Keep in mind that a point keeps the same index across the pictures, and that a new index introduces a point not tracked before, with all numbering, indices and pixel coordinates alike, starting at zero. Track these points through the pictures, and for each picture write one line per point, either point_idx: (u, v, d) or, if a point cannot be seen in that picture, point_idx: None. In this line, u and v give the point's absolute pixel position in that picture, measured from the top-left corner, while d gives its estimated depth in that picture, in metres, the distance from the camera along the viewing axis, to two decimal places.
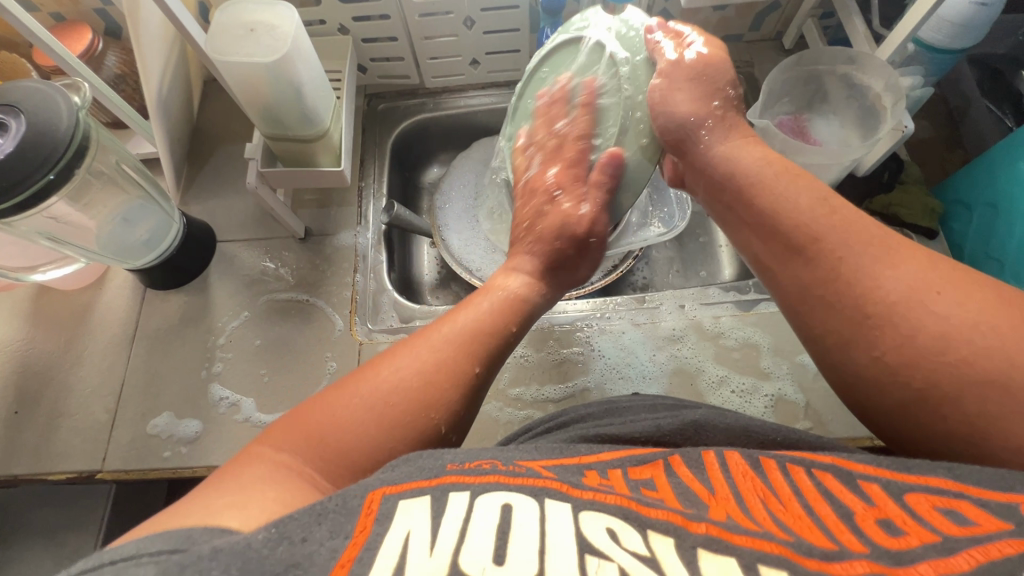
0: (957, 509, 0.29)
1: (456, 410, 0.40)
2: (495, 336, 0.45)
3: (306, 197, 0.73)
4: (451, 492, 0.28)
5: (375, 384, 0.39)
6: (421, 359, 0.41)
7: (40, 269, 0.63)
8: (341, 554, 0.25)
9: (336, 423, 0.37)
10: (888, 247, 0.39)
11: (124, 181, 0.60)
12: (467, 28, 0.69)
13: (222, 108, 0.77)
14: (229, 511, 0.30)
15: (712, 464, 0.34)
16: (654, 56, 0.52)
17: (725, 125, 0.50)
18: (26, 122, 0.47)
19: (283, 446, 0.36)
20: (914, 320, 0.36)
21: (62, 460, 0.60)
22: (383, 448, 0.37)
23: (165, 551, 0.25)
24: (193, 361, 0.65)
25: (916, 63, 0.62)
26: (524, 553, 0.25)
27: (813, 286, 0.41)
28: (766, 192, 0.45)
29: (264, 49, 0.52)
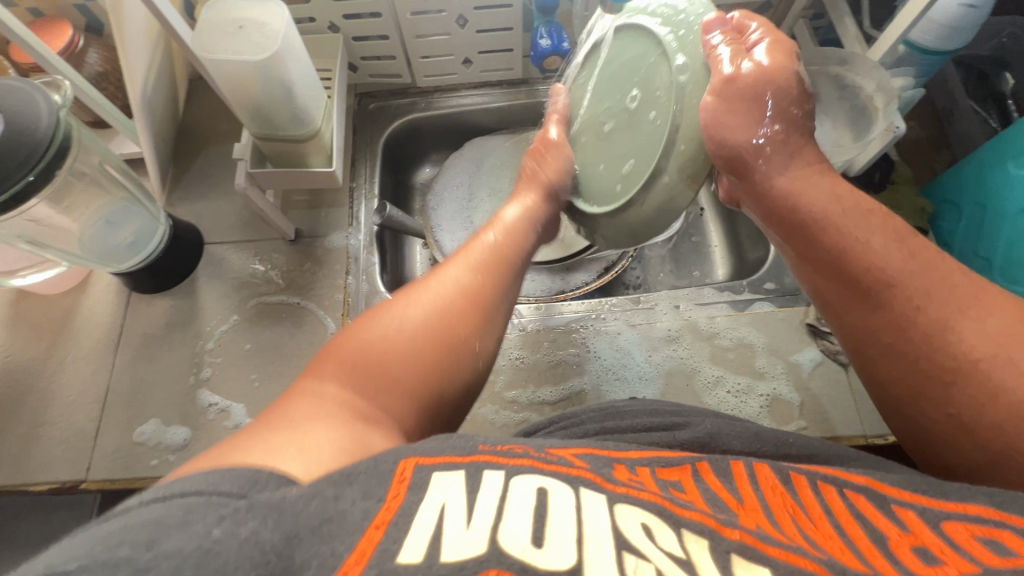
0: (997, 539, 0.29)
1: (471, 317, 0.43)
2: (497, 250, 0.49)
3: (296, 198, 0.72)
4: (485, 470, 0.29)
5: (391, 310, 0.42)
6: (430, 284, 0.45)
7: (20, 274, 0.61)
8: (375, 515, 0.25)
9: (362, 346, 0.39)
10: (968, 298, 0.40)
11: (107, 182, 0.59)
12: (460, 26, 0.68)
13: (208, 107, 0.76)
14: (286, 451, 0.29)
15: (742, 477, 0.34)
16: (709, 64, 0.43)
17: (787, 150, 0.45)
18: (4, 121, 0.46)
19: (318, 378, 0.37)
20: (995, 381, 0.37)
21: (44, 470, 0.58)
22: (412, 362, 0.40)
23: (233, 494, 0.25)
24: (181, 367, 0.63)
25: (906, 65, 0.62)
26: (562, 537, 0.24)
27: (879, 333, 0.42)
28: (834, 229, 0.43)
29: (252, 47, 0.51)
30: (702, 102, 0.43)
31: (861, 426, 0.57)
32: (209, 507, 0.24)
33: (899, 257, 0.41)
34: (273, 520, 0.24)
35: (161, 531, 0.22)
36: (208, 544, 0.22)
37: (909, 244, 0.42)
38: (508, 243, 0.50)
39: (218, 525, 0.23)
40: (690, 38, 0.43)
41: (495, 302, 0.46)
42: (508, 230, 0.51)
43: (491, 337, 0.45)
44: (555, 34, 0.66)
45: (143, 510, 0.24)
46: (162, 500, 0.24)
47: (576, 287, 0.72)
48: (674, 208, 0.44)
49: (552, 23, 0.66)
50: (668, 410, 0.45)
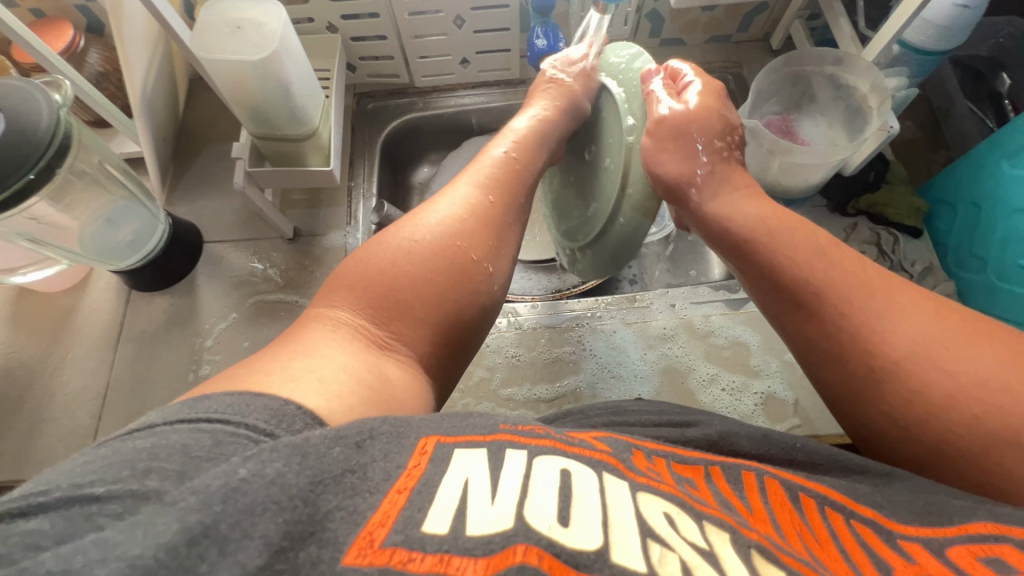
0: (999, 558, 0.30)
1: (482, 240, 0.46)
2: (507, 173, 0.51)
3: (294, 197, 0.72)
4: (507, 449, 0.28)
5: (402, 233, 0.44)
6: (441, 207, 0.47)
7: (19, 271, 0.62)
8: (398, 481, 0.25)
9: (377, 270, 0.42)
10: (892, 297, 0.41)
11: (107, 181, 0.59)
12: (457, 26, 0.68)
13: (208, 107, 0.76)
14: (303, 386, 0.31)
15: (753, 487, 0.34)
16: (647, 104, 0.49)
17: (717, 179, 0.50)
18: (6, 120, 0.46)
19: (337, 304, 0.40)
20: (923, 378, 0.38)
21: (45, 466, 0.59)
22: (426, 282, 0.42)
23: (260, 430, 0.26)
24: (180, 364, 0.64)
25: (901, 65, 0.62)
26: (589, 519, 0.24)
27: (818, 341, 0.43)
28: (763, 246, 0.46)
29: (251, 47, 0.51)
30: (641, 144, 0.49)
31: None
32: (239, 441, 0.26)
33: (824, 264, 0.44)
34: (298, 463, 0.24)
35: (191, 464, 0.24)
36: (234, 482, 0.23)
37: (832, 252, 0.45)
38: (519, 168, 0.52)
39: (243, 465, 0.24)
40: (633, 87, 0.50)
41: (504, 225, 0.48)
42: (520, 150, 0.53)
43: (502, 262, 0.47)
44: (552, 34, 0.66)
45: (172, 430, 0.26)
46: (190, 422, 0.26)
47: (569, 285, 0.73)
48: (635, 240, 0.50)
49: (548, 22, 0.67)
50: (674, 410, 0.45)
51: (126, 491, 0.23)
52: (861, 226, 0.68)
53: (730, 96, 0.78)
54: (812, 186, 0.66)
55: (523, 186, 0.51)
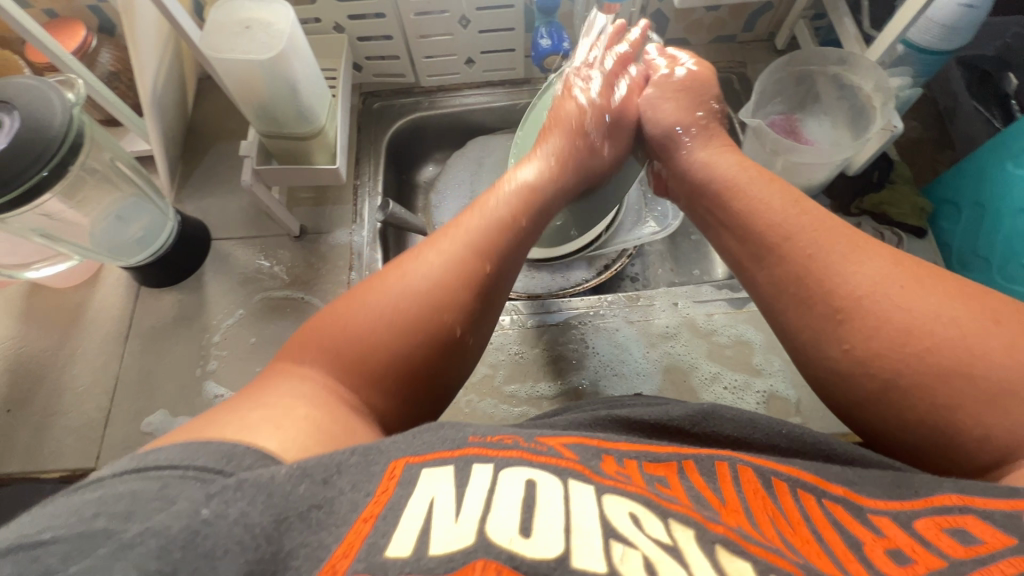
0: (964, 528, 0.30)
1: (470, 312, 0.43)
2: (508, 239, 0.47)
3: (301, 195, 0.73)
4: (474, 465, 0.29)
5: (384, 295, 0.41)
6: (433, 270, 0.43)
7: (33, 267, 0.63)
8: (365, 509, 0.26)
9: (349, 334, 0.39)
10: (855, 243, 0.42)
11: (117, 178, 0.61)
12: (462, 27, 0.69)
13: (217, 106, 0.77)
14: (262, 429, 0.31)
15: (726, 478, 0.34)
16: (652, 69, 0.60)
17: (708, 133, 0.56)
18: (20, 118, 0.47)
19: (308, 364, 0.38)
20: (880, 313, 0.38)
21: (55, 459, 0.60)
22: (402, 357, 0.40)
23: (209, 469, 0.27)
24: (187, 360, 0.65)
25: (905, 65, 0.62)
26: (551, 529, 0.25)
27: (787, 284, 0.43)
28: (739, 196, 0.48)
29: (259, 46, 0.52)
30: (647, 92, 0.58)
31: None
32: (187, 483, 0.26)
33: (801, 219, 0.44)
34: (261, 502, 0.25)
35: (138, 503, 0.25)
36: (196, 524, 0.24)
37: (805, 203, 0.45)
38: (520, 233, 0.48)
39: (206, 504, 0.25)
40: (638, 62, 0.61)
41: (494, 294, 0.45)
42: (527, 213, 0.50)
43: (485, 328, 0.45)
44: (556, 34, 0.67)
45: (119, 481, 0.26)
46: (139, 471, 0.27)
47: (574, 283, 0.73)
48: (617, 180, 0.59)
49: (552, 22, 0.67)
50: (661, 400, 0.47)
51: (76, 531, 0.23)
52: (864, 226, 0.67)
53: (735, 96, 0.78)
54: (817, 185, 0.66)
55: (520, 248, 0.48)
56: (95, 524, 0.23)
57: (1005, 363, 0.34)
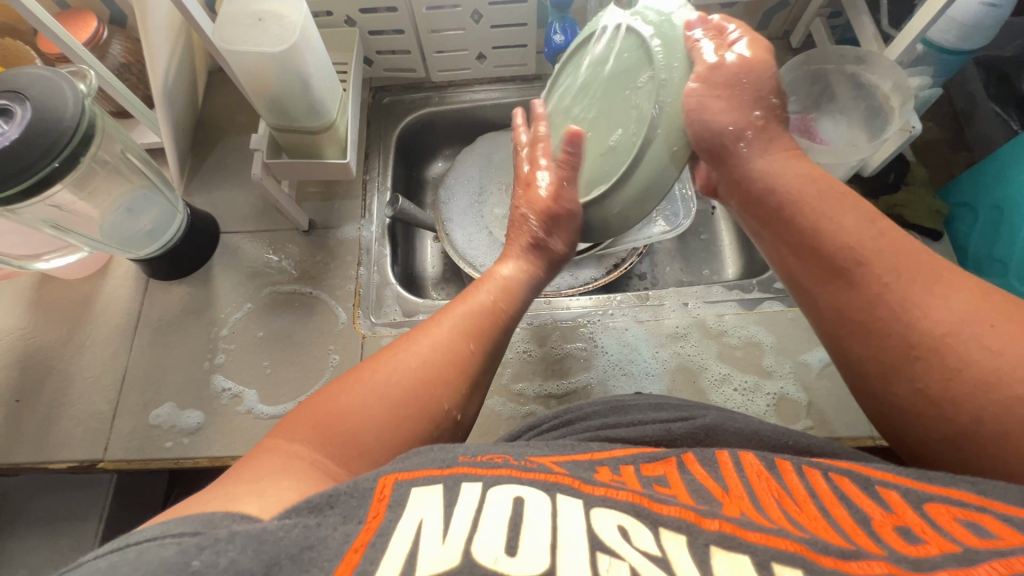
0: (978, 521, 0.29)
1: (459, 388, 0.42)
2: (494, 317, 0.47)
3: (310, 189, 0.73)
4: (464, 482, 0.30)
5: (376, 372, 0.41)
6: (422, 348, 0.43)
7: (43, 258, 0.62)
8: (354, 538, 0.26)
9: (341, 410, 0.38)
10: (936, 274, 0.39)
11: (128, 170, 0.60)
12: (474, 21, 0.68)
13: (227, 99, 0.77)
14: (246, 497, 0.31)
15: (727, 464, 0.35)
16: (691, 54, 0.47)
17: (767, 136, 0.48)
18: (32, 109, 0.47)
19: (295, 438, 0.37)
20: (964, 355, 0.36)
21: (64, 450, 0.60)
22: (392, 434, 0.38)
23: (189, 533, 0.26)
24: (195, 352, 0.65)
25: (924, 64, 0.61)
26: (537, 545, 0.26)
27: (854, 313, 0.41)
28: (809, 211, 0.44)
29: (271, 39, 0.51)
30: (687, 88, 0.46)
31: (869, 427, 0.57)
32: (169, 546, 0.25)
33: (867, 236, 0.42)
34: (252, 548, 0.25)
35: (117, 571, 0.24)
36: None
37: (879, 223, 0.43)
38: (508, 308, 0.49)
39: (196, 556, 0.25)
40: (673, 34, 0.47)
41: (482, 372, 0.45)
42: (511, 287, 0.51)
43: (472, 403, 0.44)
44: (569, 30, 0.66)
45: (97, 559, 0.25)
46: (117, 549, 0.26)
47: (584, 282, 0.73)
48: (659, 188, 0.46)
49: (566, 18, 0.67)
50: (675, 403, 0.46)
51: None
52: None
53: None
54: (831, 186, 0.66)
55: (506, 330, 0.48)
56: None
57: None
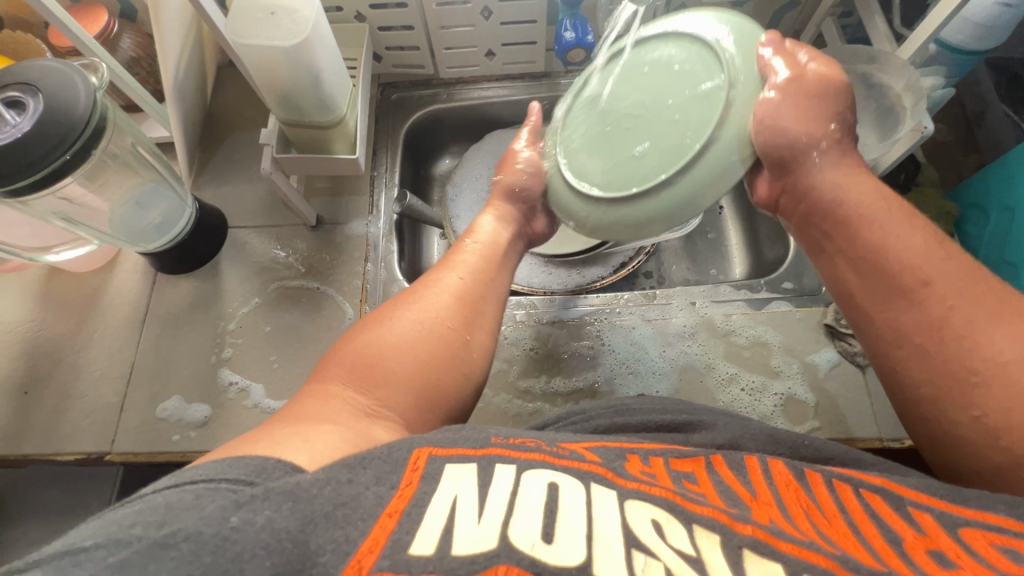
0: (1016, 549, 0.30)
1: (460, 313, 0.47)
2: (481, 253, 0.53)
3: (318, 184, 0.73)
4: (497, 464, 0.31)
5: (382, 315, 0.46)
6: (422, 291, 0.48)
7: (54, 250, 0.63)
8: (388, 503, 0.27)
9: (362, 347, 0.43)
10: (1003, 306, 0.40)
11: (138, 163, 0.60)
12: (484, 18, 0.68)
13: (235, 93, 0.77)
14: (291, 445, 0.32)
15: (756, 470, 0.36)
16: (766, 72, 0.46)
17: (840, 149, 0.48)
18: (45, 101, 0.47)
19: (329, 380, 0.41)
20: (1023, 386, 0.38)
21: (71, 441, 0.61)
22: (409, 357, 0.43)
23: (241, 481, 0.28)
24: (203, 346, 0.65)
25: (936, 64, 0.61)
26: (572, 534, 0.26)
27: (911, 332, 0.42)
28: (876, 228, 0.45)
29: (283, 33, 0.51)
30: (766, 98, 0.45)
31: (877, 430, 0.57)
32: (220, 493, 0.27)
33: (929, 254, 0.43)
34: (286, 508, 0.26)
35: (171, 514, 0.25)
36: (225, 530, 0.24)
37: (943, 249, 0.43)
38: (495, 244, 0.54)
39: (235, 512, 0.25)
40: (748, 50, 0.45)
41: (481, 296, 0.49)
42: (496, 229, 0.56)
43: (481, 329, 0.48)
44: (580, 27, 0.66)
45: (157, 495, 0.27)
46: (174, 486, 0.27)
47: (590, 281, 0.72)
48: (706, 192, 0.44)
49: (576, 15, 0.66)
50: (675, 407, 0.46)
51: (112, 539, 0.24)
52: None
53: None
54: None
55: (494, 259, 0.53)
56: (138, 530, 0.24)
57: None
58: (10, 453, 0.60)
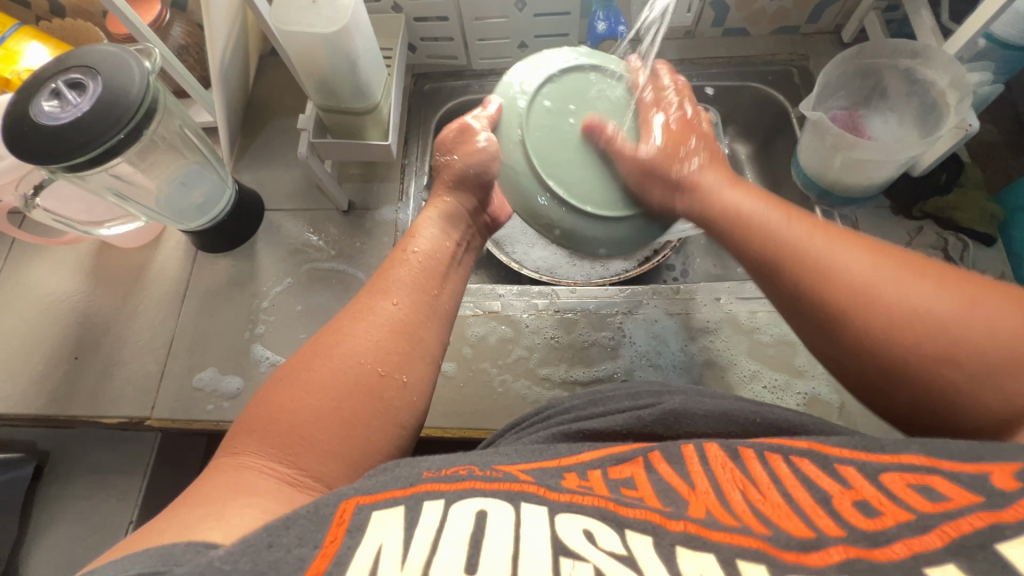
0: (930, 485, 0.30)
1: (391, 351, 0.43)
2: (421, 268, 0.49)
3: (351, 170, 0.75)
4: (426, 502, 0.28)
5: (304, 365, 0.41)
6: (353, 325, 0.43)
7: (105, 225, 0.67)
8: (310, 564, 0.25)
9: (275, 409, 0.39)
10: (844, 234, 0.43)
11: (184, 146, 0.63)
12: (518, 9, 0.69)
13: (277, 82, 0.80)
14: (207, 523, 0.30)
15: (693, 460, 0.35)
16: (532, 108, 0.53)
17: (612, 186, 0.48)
18: (103, 83, 0.50)
19: (241, 450, 0.37)
20: (884, 300, 0.38)
21: (115, 405, 0.65)
22: (330, 415, 0.39)
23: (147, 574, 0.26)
24: (238, 322, 0.68)
25: (986, 60, 0.58)
26: (497, 559, 0.25)
27: (793, 290, 0.42)
28: (723, 224, 0.48)
29: (323, 20, 0.53)
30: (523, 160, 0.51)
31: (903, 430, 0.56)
32: None
33: (794, 230, 0.44)
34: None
35: None
36: None
37: (793, 215, 0.45)
38: (439, 258, 0.51)
39: None
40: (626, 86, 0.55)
41: (421, 324, 0.45)
42: (441, 241, 0.52)
43: (419, 364, 0.44)
44: (613, 18, 0.67)
45: None
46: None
47: (614, 274, 0.73)
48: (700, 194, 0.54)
49: (610, 7, 0.67)
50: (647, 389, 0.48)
51: None
52: (926, 230, 0.65)
53: (794, 89, 0.75)
54: (877, 186, 0.64)
55: (435, 283, 0.48)
56: None
57: (999, 323, 0.35)
58: (60, 413, 0.65)
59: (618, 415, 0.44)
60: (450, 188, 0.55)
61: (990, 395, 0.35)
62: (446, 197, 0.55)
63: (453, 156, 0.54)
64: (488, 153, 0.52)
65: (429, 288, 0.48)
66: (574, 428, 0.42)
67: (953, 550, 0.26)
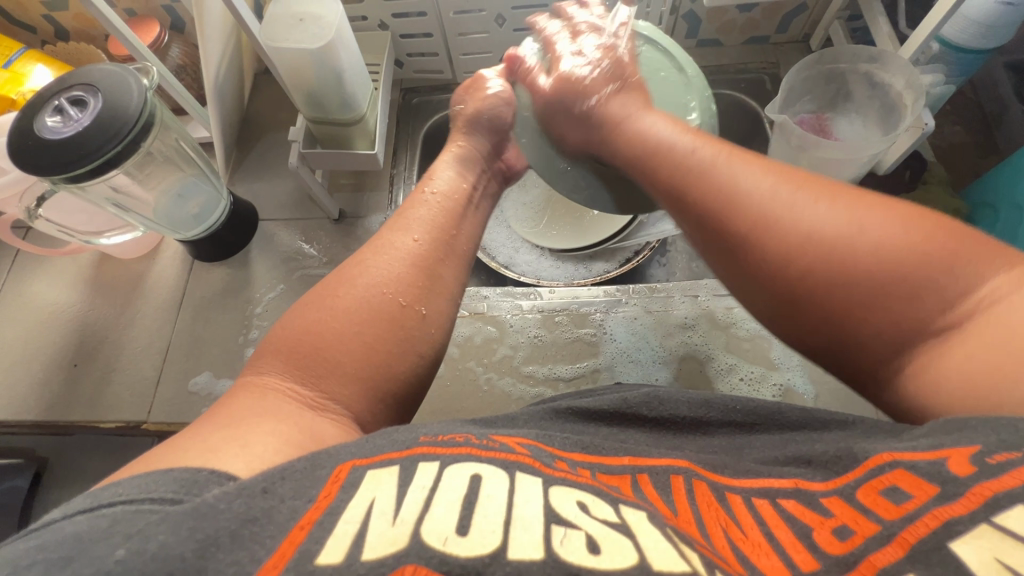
0: (898, 486, 0.29)
1: (412, 283, 0.45)
2: (440, 208, 0.52)
3: (341, 180, 0.78)
4: (420, 463, 0.29)
5: (336, 292, 0.43)
6: (374, 256, 0.46)
7: (105, 235, 0.70)
8: (302, 515, 0.26)
9: (303, 329, 0.41)
10: (745, 154, 0.43)
11: (182, 159, 0.66)
12: (498, 25, 0.73)
13: (271, 98, 0.84)
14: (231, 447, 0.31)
15: (679, 490, 0.34)
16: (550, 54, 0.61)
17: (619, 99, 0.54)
18: (103, 99, 0.54)
19: (265, 370, 0.39)
20: (779, 226, 0.38)
21: (112, 411, 0.67)
22: (353, 339, 0.41)
23: (169, 499, 0.27)
24: (232, 327, 0.70)
25: (941, 63, 0.62)
26: (489, 522, 0.26)
27: (710, 218, 0.42)
28: (652, 149, 0.48)
29: (310, 37, 0.56)
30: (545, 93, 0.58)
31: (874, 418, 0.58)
32: None
33: (704, 154, 0.44)
34: (185, 529, 0.24)
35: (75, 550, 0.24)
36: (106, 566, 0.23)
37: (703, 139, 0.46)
38: (456, 198, 0.54)
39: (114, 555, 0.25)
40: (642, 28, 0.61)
41: (439, 262, 0.48)
42: (457, 182, 0.56)
43: (438, 300, 0.46)
44: None
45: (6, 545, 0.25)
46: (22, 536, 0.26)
47: (597, 274, 0.75)
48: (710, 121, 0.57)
49: None
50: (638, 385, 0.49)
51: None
52: None
53: (766, 96, 0.79)
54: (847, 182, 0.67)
55: (445, 219, 0.51)
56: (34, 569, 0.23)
57: (889, 240, 0.35)
58: (59, 419, 0.67)
59: (608, 398, 0.45)
60: (464, 133, 0.61)
61: (873, 310, 0.35)
62: (462, 141, 0.61)
63: (466, 103, 0.63)
64: (497, 99, 0.62)
65: (445, 229, 0.50)
66: (565, 406, 0.44)
67: (913, 558, 0.26)
